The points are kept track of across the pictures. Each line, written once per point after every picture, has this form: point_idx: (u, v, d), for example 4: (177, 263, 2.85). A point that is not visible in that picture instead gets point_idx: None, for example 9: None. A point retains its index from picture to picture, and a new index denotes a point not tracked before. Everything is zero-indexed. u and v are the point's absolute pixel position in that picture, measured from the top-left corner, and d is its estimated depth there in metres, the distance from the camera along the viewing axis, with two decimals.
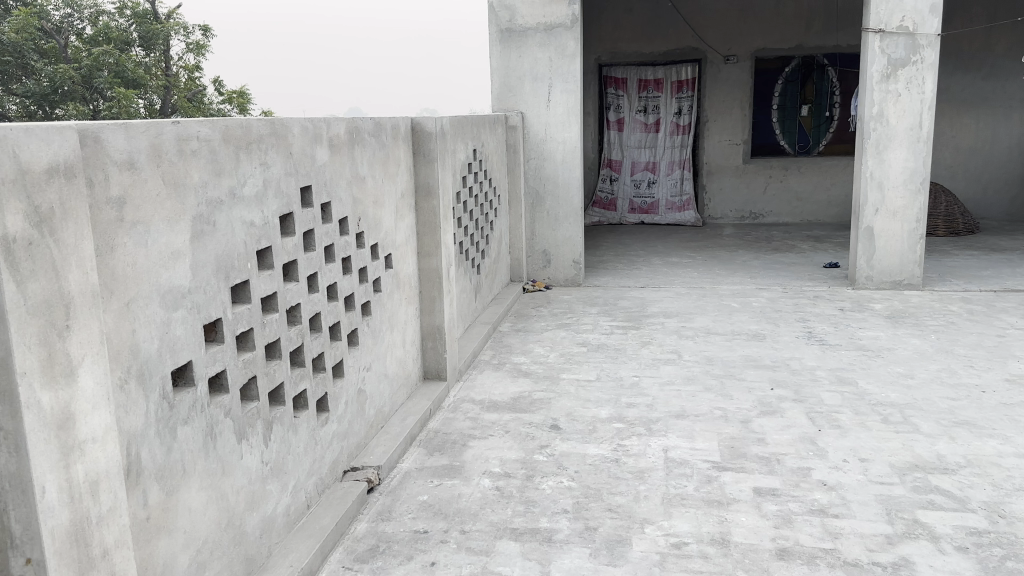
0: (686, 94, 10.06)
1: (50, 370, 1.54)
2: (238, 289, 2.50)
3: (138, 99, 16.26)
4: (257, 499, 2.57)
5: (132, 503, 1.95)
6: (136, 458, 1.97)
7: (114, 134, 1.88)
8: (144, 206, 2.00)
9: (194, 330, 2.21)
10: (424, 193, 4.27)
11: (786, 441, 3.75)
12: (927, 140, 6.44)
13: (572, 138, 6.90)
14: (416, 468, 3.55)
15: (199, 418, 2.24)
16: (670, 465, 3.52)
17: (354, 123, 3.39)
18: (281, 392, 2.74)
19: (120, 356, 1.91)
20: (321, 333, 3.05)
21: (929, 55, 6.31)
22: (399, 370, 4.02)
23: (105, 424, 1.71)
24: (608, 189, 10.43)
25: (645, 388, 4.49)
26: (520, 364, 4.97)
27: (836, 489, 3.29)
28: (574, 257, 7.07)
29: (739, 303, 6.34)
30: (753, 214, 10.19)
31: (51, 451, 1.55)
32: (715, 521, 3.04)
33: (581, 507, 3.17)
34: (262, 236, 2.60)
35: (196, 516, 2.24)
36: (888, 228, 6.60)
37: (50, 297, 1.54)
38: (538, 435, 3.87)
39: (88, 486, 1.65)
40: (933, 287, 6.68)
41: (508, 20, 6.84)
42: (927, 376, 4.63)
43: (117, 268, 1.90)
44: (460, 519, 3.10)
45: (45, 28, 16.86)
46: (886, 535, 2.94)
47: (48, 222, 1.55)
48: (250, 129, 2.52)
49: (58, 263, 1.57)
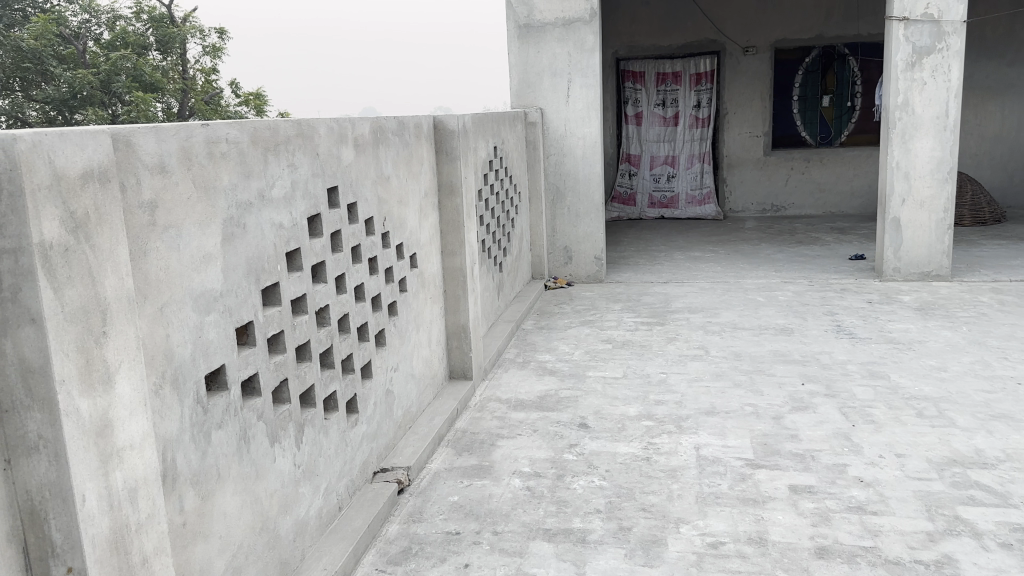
0: (705, 86, 9.99)
1: (88, 376, 1.52)
2: (269, 292, 2.48)
3: (155, 103, 16.39)
4: (290, 503, 2.55)
5: (169, 509, 1.94)
6: (172, 464, 1.96)
7: (146, 138, 1.86)
8: (176, 210, 1.98)
9: (226, 334, 2.19)
10: (447, 191, 4.24)
11: (820, 437, 3.70)
12: (954, 129, 6.33)
13: (592, 133, 6.85)
14: (446, 468, 3.52)
15: (232, 422, 2.22)
16: (702, 463, 3.47)
17: (379, 123, 3.37)
18: (312, 394, 2.73)
19: (155, 361, 1.89)
20: (350, 334, 3.03)
21: (955, 42, 6.19)
22: (425, 369, 4.00)
23: (143, 429, 1.69)
24: (627, 184, 10.35)
25: (674, 385, 4.44)
26: (545, 362, 4.94)
27: (873, 486, 3.24)
28: (596, 253, 7.02)
29: (765, 297, 6.27)
30: (775, 206, 10.09)
31: (90, 459, 1.53)
32: (751, 520, 2.99)
33: (615, 507, 3.13)
34: (291, 237, 2.58)
35: (231, 521, 2.22)
36: (915, 219, 6.51)
37: (87, 303, 1.52)
38: (566, 434, 3.83)
39: (127, 493, 1.63)
40: (961, 278, 6.58)
41: (526, 15, 6.80)
42: (960, 369, 4.55)
43: (150, 273, 1.88)
44: (493, 520, 3.07)
45: (63, 34, 17.02)
46: (927, 532, 2.88)
47: (84, 228, 1.53)
48: (278, 130, 2.50)
49: (94, 268, 1.55)
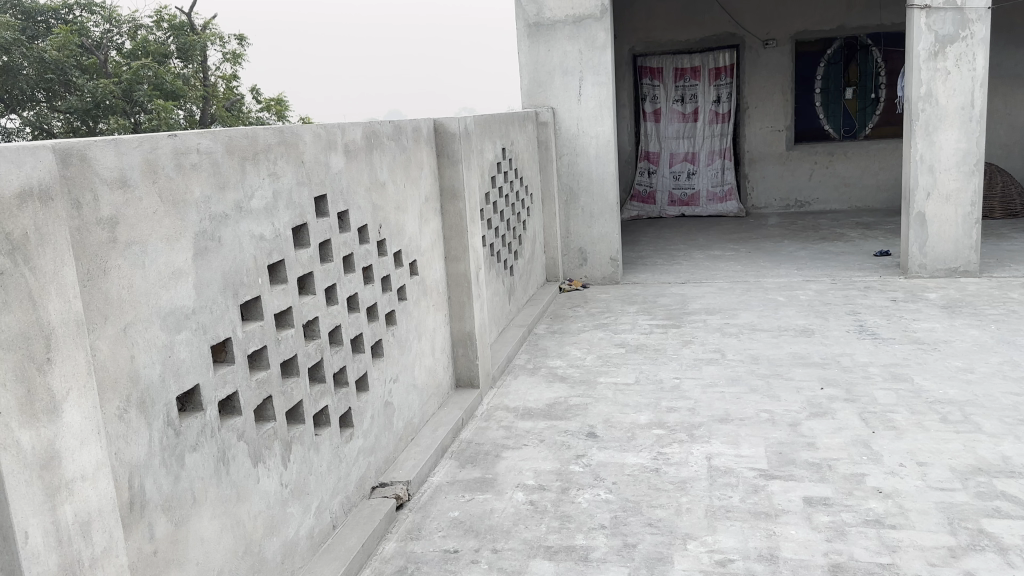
0: (724, 81, 9.82)
1: (29, 408, 1.44)
2: (250, 306, 2.39)
3: (177, 111, 16.53)
4: (277, 524, 2.46)
5: (137, 538, 1.86)
6: (140, 490, 1.88)
7: (104, 151, 1.78)
8: (140, 225, 1.90)
9: (199, 352, 2.10)
10: (450, 195, 4.14)
11: (837, 445, 3.54)
12: (980, 119, 6.12)
13: (605, 131, 6.72)
14: (448, 481, 3.42)
15: (209, 443, 2.14)
16: (714, 473, 3.34)
17: (372, 128, 3.28)
18: (299, 410, 2.63)
19: (117, 385, 1.81)
20: (343, 347, 2.94)
21: (979, 30, 5.97)
22: (428, 379, 3.90)
23: (97, 459, 1.61)
24: (646, 182, 10.18)
25: (687, 391, 4.31)
26: (555, 368, 4.83)
27: (892, 497, 3.08)
28: (611, 254, 6.88)
29: (786, 297, 6.10)
30: (799, 202, 9.87)
31: (34, 494, 1.45)
32: (762, 536, 2.86)
33: (620, 522, 3.01)
34: (273, 249, 2.49)
35: (210, 547, 2.14)
36: (941, 213, 6.29)
37: (27, 329, 1.44)
38: (574, 444, 3.72)
39: (79, 527, 1.55)
40: (991, 273, 6.36)
41: (536, 13, 6.68)
42: (988, 370, 4.35)
43: (110, 291, 1.80)
44: (492, 537, 2.97)
45: (85, 44, 17.25)
46: (948, 548, 2.73)
47: (23, 250, 1.45)
48: (257, 138, 2.41)
49: (35, 292, 1.47)
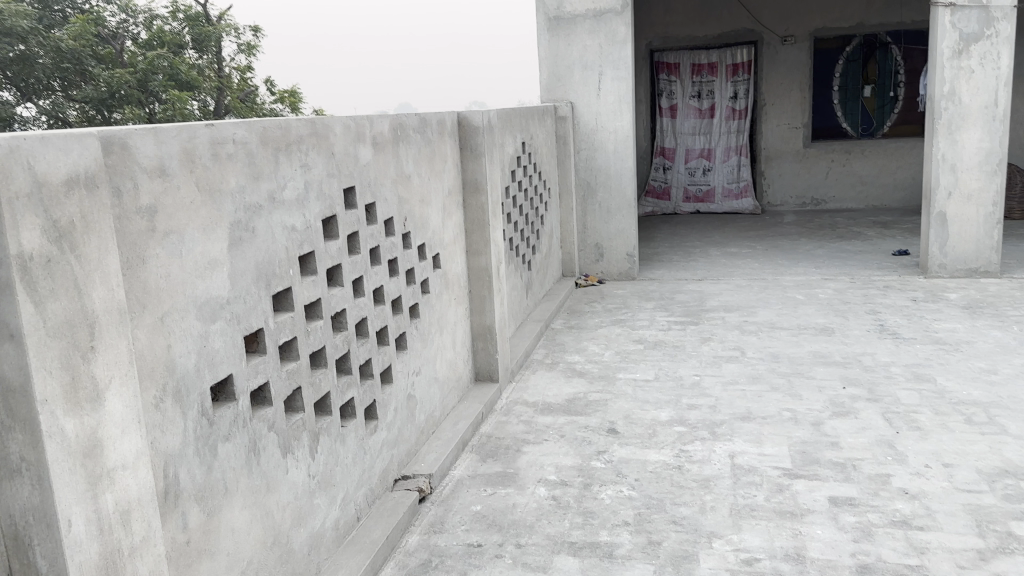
0: (742, 77, 9.76)
1: (73, 396, 1.44)
2: (281, 297, 2.39)
3: (191, 101, 16.56)
4: (304, 515, 2.46)
5: (171, 528, 1.86)
6: (175, 479, 1.88)
7: (143, 140, 1.77)
8: (178, 214, 1.89)
9: (233, 342, 2.10)
10: (472, 188, 4.12)
11: (861, 445, 3.52)
12: (1004, 118, 6.07)
13: (624, 126, 6.69)
14: (469, 475, 3.42)
15: (241, 434, 2.13)
16: (737, 472, 3.33)
17: (399, 120, 3.26)
18: (327, 402, 2.63)
19: (155, 374, 1.81)
20: (368, 339, 2.94)
21: (1004, 28, 5.91)
22: (449, 373, 3.90)
23: (138, 448, 1.61)
24: (662, 178, 10.16)
25: (708, 388, 4.29)
26: (574, 364, 4.81)
27: (919, 498, 3.06)
28: (628, 250, 6.86)
29: (805, 295, 6.06)
30: (815, 200, 9.81)
31: (77, 482, 1.45)
32: (788, 535, 2.84)
33: (644, 519, 3.00)
34: (304, 241, 2.48)
35: (240, 537, 2.14)
36: (962, 213, 6.24)
37: (72, 317, 1.44)
38: (595, 440, 3.71)
39: (119, 516, 1.55)
40: (1011, 274, 6.31)
41: (556, 7, 6.66)
42: (1012, 372, 4.32)
43: (149, 280, 1.79)
44: (516, 531, 2.96)
45: (101, 34, 17.29)
46: (977, 550, 2.70)
47: (69, 236, 1.44)
48: (290, 129, 2.40)
49: (80, 279, 1.46)
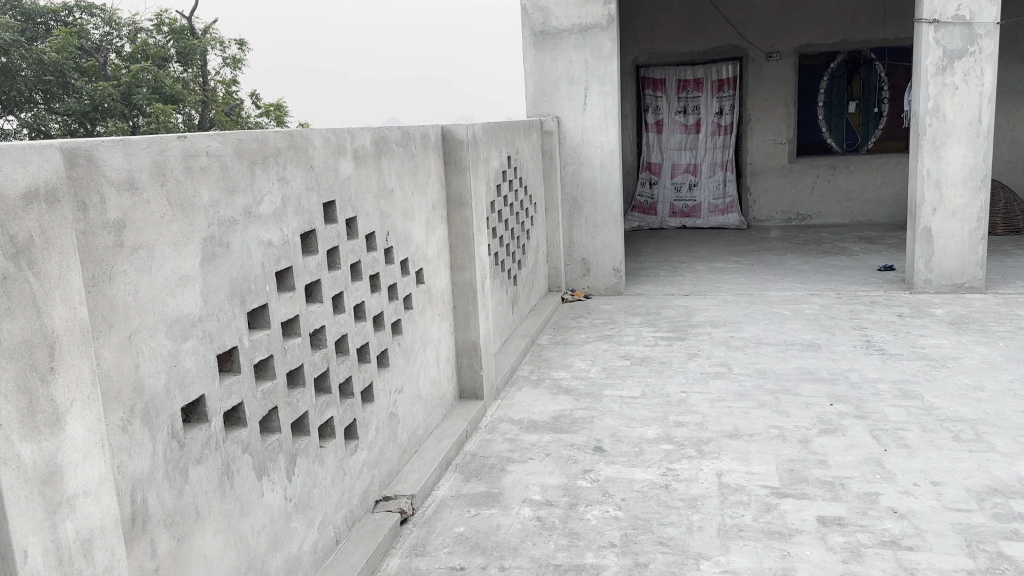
0: (727, 93, 9.79)
1: (30, 421, 1.37)
2: (256, 314, 2.32)
3: (175, 114, 16.45)
4: (280, 539, 2.39)
5: (138, 555, 1.78)
6: (142, 505, 1.80)
7: (112, 152, 1.72)
8: (147, 229, 1.83)
9: (205, 361, 2.03)
10: (456, 203, 4.07)
11: (849, 463, 3.48)
12: (987, 135, 6.08)
13: (610, 141, 6.67)
14: (452, 495, 3.35)
15: (213, 456, 2.06)
16: (725, 491, 3.27)
17: (382, 135, 3.21)
18: (304, 421, 2.56)
19: (121, 396, 1.74)
20: (348, 356, 2.87)
21: (987, 45, 5.94)
22: (433, 390, 3.83)
23: (101, 474, 1.54)
24: (648, 193, 10.16)
25: (695, 405, 4.24)
26: (560, 380, 4.76)
27: (908, 518, 3.01)
28: (614, 265, 6.83)
29: (791, 310, 6.04)
30: (800, 215, 9.83)
31: (34, 511, 1.37)
32: (776, 556, 2.79)
33: (631, 540, 2.94)
34: (281, 256, 2.42)
35: (212, 563, 2.06)
36: (947, 228, 6.25)
37: (30, 337, 1.38)
38: (580, 458, 3.65)
39: (80, 546, 1.47)
40: (996, 290, 6.31)
41: (541, 22, 6.64)
42: (999, 389, 4.29)
43: (115, 299, 1.73)
44: (499, 554, 2.89)
45: (84, 46, 17.19)
46: (968, 571, 2.66)
47: (27, 253, 1.38)
48: (267, 142, 2.35)
49: (39, 298, 1.40)
